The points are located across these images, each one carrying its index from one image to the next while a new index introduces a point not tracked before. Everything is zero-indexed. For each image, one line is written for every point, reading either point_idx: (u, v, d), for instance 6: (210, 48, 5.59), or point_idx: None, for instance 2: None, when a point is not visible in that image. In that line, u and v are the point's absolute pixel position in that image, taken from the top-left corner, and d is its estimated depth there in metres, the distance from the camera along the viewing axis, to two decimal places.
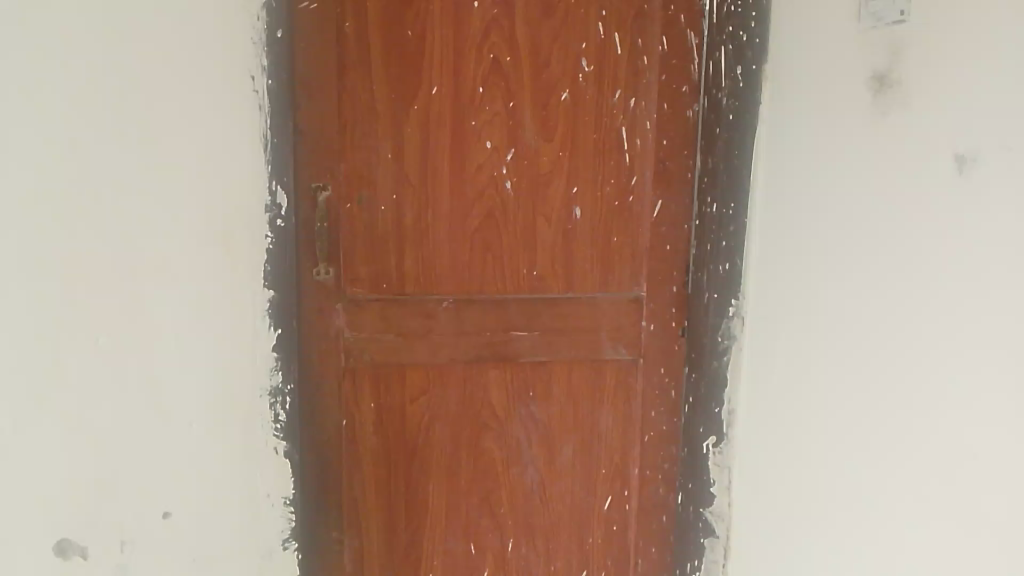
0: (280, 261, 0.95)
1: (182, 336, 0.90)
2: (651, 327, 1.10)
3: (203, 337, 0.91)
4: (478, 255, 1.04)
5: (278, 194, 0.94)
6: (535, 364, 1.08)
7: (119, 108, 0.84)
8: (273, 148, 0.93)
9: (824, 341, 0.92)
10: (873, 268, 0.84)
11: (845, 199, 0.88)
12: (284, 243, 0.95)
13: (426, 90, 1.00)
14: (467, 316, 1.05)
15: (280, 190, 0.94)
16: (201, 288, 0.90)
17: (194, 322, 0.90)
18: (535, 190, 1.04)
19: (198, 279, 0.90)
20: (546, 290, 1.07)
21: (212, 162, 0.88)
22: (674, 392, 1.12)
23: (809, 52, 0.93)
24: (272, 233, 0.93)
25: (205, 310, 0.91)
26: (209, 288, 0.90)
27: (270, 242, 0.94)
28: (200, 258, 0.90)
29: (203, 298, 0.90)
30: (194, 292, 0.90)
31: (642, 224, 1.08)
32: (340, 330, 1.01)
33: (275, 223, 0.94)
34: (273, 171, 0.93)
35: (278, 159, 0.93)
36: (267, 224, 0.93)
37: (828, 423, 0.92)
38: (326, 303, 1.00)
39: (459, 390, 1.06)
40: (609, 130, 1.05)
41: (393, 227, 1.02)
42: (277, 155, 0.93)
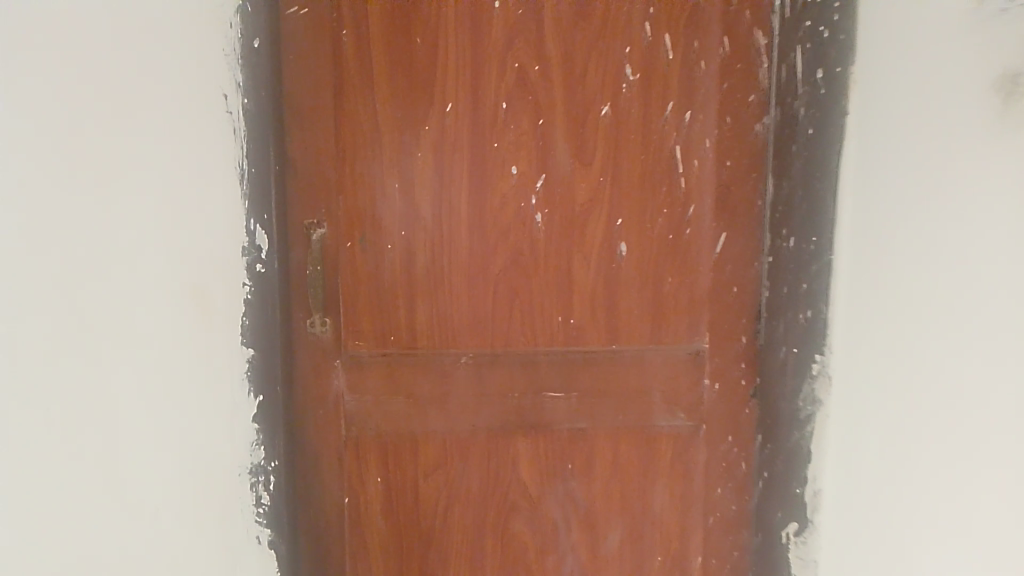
0: (260, 314, 0.80)
1: (149, 406, 0.75)
2: (715, 387, 0.91)
3: (175, 408, 0.76)
4: (504, 304, 0.88)
5: (257, 234, 0.79)
6: (573, 432, 0.90)
7: (75, 133, 0.70)
8: (250, 181, 0.79)
9: (903, 348, 0.76)
10: (996, 322, 0.67)
11: (952, 204, 0.70)
12: (265, 293, 0.80)
13: (439, 110, 0.84)
14: (490, 374, 0.88)
15: (258, 230, 0.79)
16: (171, 349, 0.75)
17: (164, 390, 0.76)
18: (572, 223, 0.87)
19: (167, 339, 0.75)
20: (585, 343, 0.89)
21: (183, 199, 0.74)
22: (744, 464, 0.93)
23: (886, 38, 0.76)
24: (251, 280, 0.79)
25: (175, 376, 0.76)
26: (180, 349, 0.76)
27: (248, 291, 0.79)
28: (170, 312, 0.75)
29: (173, 362, 0.76)
30: (162, 355, 0.75)
31: (701, 263, 0.90)
32: (339, 392, 0.86)
33: (253, 268, 0.80)
34: (251, 207, 0.79)
35: (258, 194, 0.79)
36: (245, 270, 0.79)
37: (920, 463, 0.75)
38: (322, 361, 0.85)
39: (483, 463, 0.89)
40: (660, 151, 0.88)
41: (401, 271, 0.86)
42: (256, 189, 0.79)
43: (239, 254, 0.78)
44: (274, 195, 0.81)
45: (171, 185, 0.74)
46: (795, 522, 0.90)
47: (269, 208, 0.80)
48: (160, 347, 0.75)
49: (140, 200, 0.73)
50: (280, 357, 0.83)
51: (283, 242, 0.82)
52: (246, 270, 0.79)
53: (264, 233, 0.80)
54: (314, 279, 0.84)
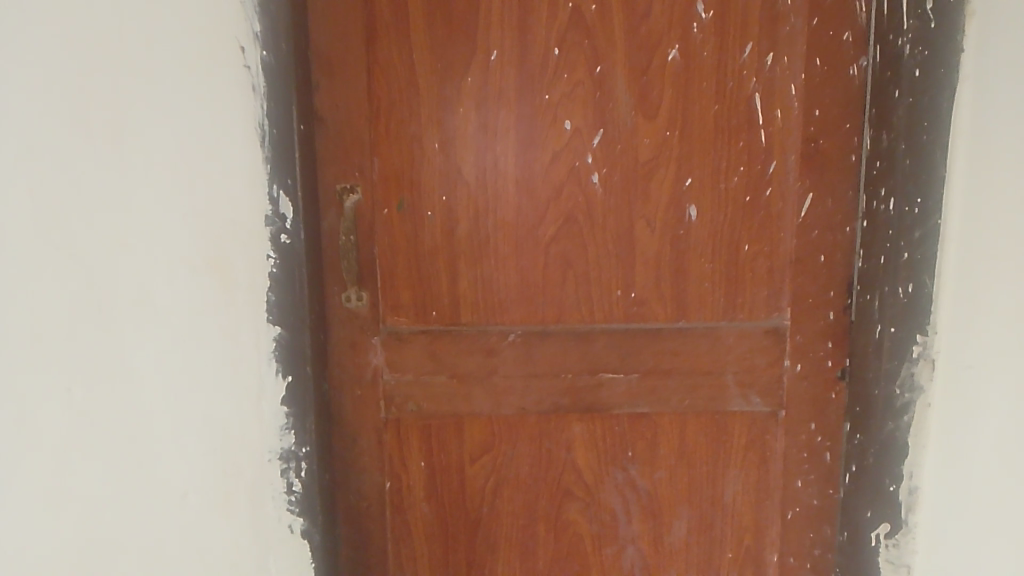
0: (287, 289, 0.73)
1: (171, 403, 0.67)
2: (797, 367, 0.80)
3: (201, 401, 0.69)
4: (557, 274, 0.79)
5: (280, 202, 0.72)
6: (635, 416, 0.81)
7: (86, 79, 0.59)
8: (272, 142, 0.71)
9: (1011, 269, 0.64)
10: None
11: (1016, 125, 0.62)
12: (291, 265, 0.73)
13: (482, 58, 0.75)
14: (540, 353, 0.79)
15: (282, 196, 0.72)
16: (194, 336, 0.68)
17: (191, 381, 0.68)
18: (634, 183, 0.77)
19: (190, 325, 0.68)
20: (648, 318, 0.79)
21: (204, 167, 0.67)
22: (828, 452, 0.83)
23: None
24: (275, 251, 0.72)
25: (203, 363, 0.69)
26: (205, 335, 0.69)
27: (274, 263, 0.72)
28: (191, 296, 0.67)
29: (199, 349, 0.68)
30: (184, 344, 0.67)
31: (783, 227, 0.78)
32: (377, 371, 0.80)
33: (279, 238, 0.72)
34: (273, 171, 0.71)
35: (281, 156, 0.72)
36: (268, 240, 0.72)
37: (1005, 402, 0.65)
38: (358, 337, 0.79)
39: (535, 447, 0.82)
40: (737, 99, 0.76)
41: (443, 239, 0.78)
42: (280, 152, 0.71)
43: (262, 223, 0.71)
44: (298, 158, 0.73)
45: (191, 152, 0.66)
46: (887, 523, 0.78)
47: (293, 173, 0.73)
48: (184, 336, 0.67)
49: (157, 170, 0.64)
50: (311, 334, 0.76)
51: (312, 209, 0.76)
52: (270, 241, 0.72)
53: (289, 200, 0.73)
54: (347, 248, 0.76)
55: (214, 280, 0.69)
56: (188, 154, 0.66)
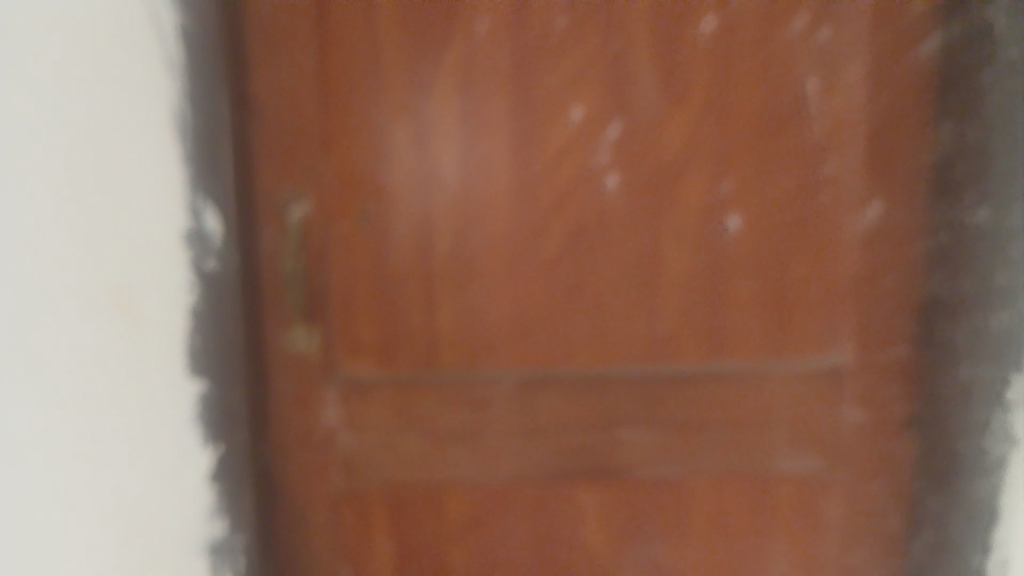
0: (212, 329, 0.56)
1: (62, 473, 0.49)
2: (858, 415, 0.65)
3: (101, 473, 0.51)
4: (562, 302, 0.62)
5: (202, 214, 0.55)
6: (660, 479, 0.65)
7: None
8: (193, 136, 0.54)
9: None
10: None
11: None
12: (217, 296, 0.56)
13: (468, 29, 0.59)
14: (541, 402, 0.63)
15: (204, 207, 0.55)
16: (93, 384, 0.50)
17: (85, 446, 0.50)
18: (659, 187, 0.62)
19: (80, 370, 0.50)
20: (677, 356, 0.63)
21: (95, 159, 0.50)
22: (895, 517, 0.66)
23: None
24: (196, 281, 0.55)
25: (99, 423, 0.51)
26: (105, 381, 0.51)
27: (194, 296, 0.55)
28: (83, 331, 0.50)
29: (96, 403, 0.50)
30: (77, 395, 0.50)
31: (842, 241, 0.63)
32: (333, 430, 0.62)
33: (201, 262, 0.55)
34: (190, 173, 0.54)
35: (202, 155, 0.55)
36: (187, 266, 0.54)
37: None
38: (308, 388, 0.61)
39: (534, 522, 0.64)
40: (786, 81, 0.61)
41: (415, 256, 0.60)
42: (200, 148, 0.55)
43: (178, 241, 0.54)
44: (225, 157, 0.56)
45: (80, 140, 0.49)
46: None
47: (219, 176, 0.56)
48: (74, 384, 0.50)
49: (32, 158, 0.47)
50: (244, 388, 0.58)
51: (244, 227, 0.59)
52: (189, 266, 0.54)
53: (213, 212, 0.56)
54: (296, 274, 0.60)
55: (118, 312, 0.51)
56: (80, 140, 0.49)
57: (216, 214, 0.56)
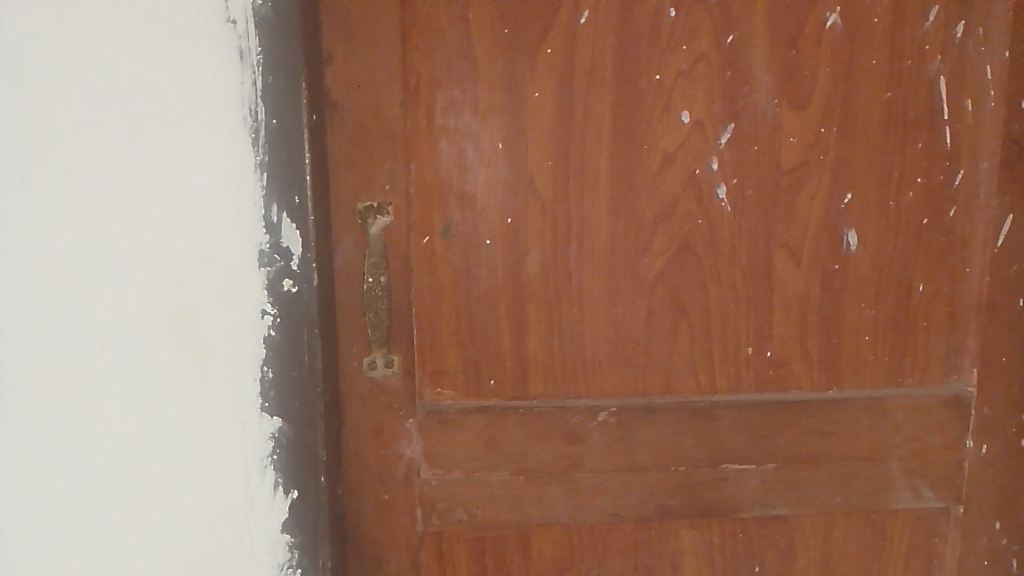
0: (296, 362, 0.47)
1: (121, 515, 0.46)
2: (981, 449, 0.59)
3: (157, 517, 0.46)
4: (664, 326, 0.57)
5: (283, 228, 0.46)
6: (765, 519, 0.59)
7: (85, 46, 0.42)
8: (272, 135, 0.45)
9: None
10: None
11: None
12: (300, 326, 0.47)
13: (567, 22, 0.53)
14: (640, 437, 0.57)
15: (287, 220, 0.46)
16: (143, 425, 0.45)
17: (139, 490, 0.46)
18: (774, 200, 0.56)
19: (130, 412, 0.45)
20: (787, 385, 0.58)
21: (156, 174, 0.44)
22: (1016, 559, 0.60)
23: None
24: (277, 305, 0.46)
25: (156, 471, 0.46)
26: (159, 422, 0.45)
27: (273, 323, 0.47)
28: (133, 366, 0.45)
29: (147, 443, 0.46)
30: (130, 435, 0.45)
31: (968, 261, 0.58)
32: (412, 466, 0.56)
33: (281, 283, 0.46)
34: (269, 181, 0.45)
35: (284, 159, 0.46)
36: (266, 287, 0.46)
37: None
38: (385, 419, 0.56)
39: (627, 562, 0.59)
40: (915, 83, 0.55)
41: (505, 276, 0.55)
42: (282, 150, 0.45)
43: (254, 260, 0.46)
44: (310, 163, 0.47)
45: (133, 151, 0.43)
46: None
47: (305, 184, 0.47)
48: (127, 423, 0.45)
49: (88, 187, 0.43)
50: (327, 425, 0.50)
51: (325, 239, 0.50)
52: (267, 289, 0.46)
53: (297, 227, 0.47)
54: (377, 292, 0.54)
55: (177, 341, 0.45)
56: (131, 152, 0.43)
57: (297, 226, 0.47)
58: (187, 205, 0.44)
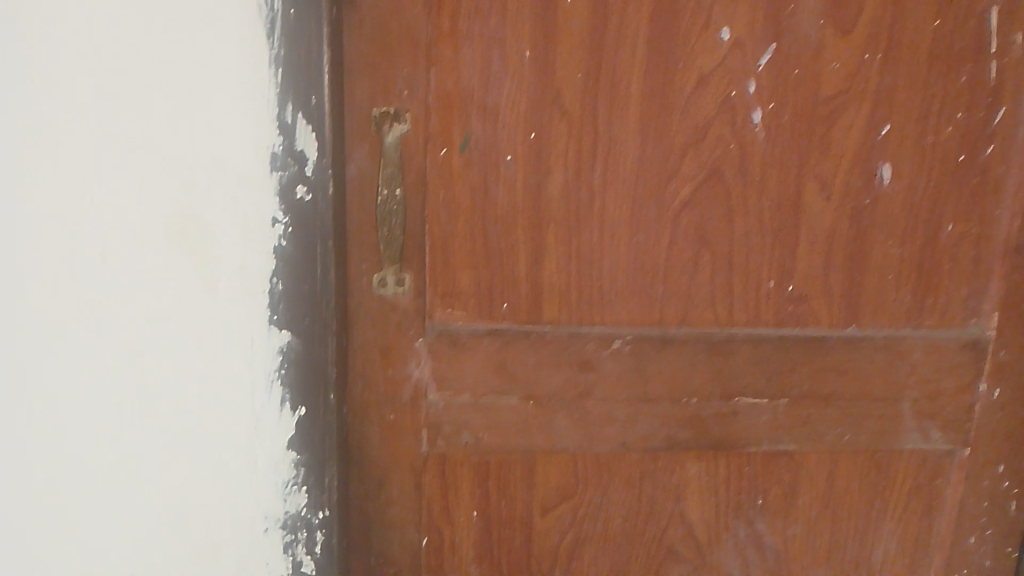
0: (305, 275, 0.45)
1: (132, 430, 0.43)
2: (994, 394, 0.59)
3: (155, 440, 0.44)
4: (685, 255, 0.55)
5: (296, 132, 0.43)
6: (772, 455, 0.59)
7: None
8: (288, 32, 0.42)
9: None
10: None
11: None
12: (312, 238, 0.45)
13: None
14: (652, 368, 0.56)
15: (301, 123, 0.43)
16: (158, 334, 0.43)
17: (150, 398, 0.43)
18: (810, 130, 0.53)
19: (126, 331, 0.42)
20: (805, 323, 0.56)
21: (176, 66, 0.40)
22: (1014, 500, 0.61)
23: None
24: (289, 214, 0.44)
25: (175, 382, 0.44)
26: (170, 331, 0.43)
27: (285, 233, 0.44)
28: (132, 281, 0.42)
29: (158, 350, 0.43)
30: (144, 343, 0.43)
31: (1001, 202, 0.56)
32: (419, 388, 0.54)
33: (294, 191, 0.44)
34: (284, 79, 0.43)
35: (301, 58, 0.43)
36: (278, 196, 0.44)
37: None
38: (393, 338, 0.53)
39: (632, 492, 0.58)
40: (967, 11, 0.52)
41: (525, 196, 0.52)
42: (298, 48, 0.43)
43: (266, 164, 0.43)
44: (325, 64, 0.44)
45: (155, 39, 0.40)
46: None
47: (321, 86, 0.44)
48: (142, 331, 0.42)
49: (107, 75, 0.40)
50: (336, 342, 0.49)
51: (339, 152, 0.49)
52: (278, 197, 0.44)
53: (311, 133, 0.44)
54: (391, 205, 0.51)
55: (181, 252, 0.42)
56: (153, 41, 0.40)
57: (312, 132, 0.44)
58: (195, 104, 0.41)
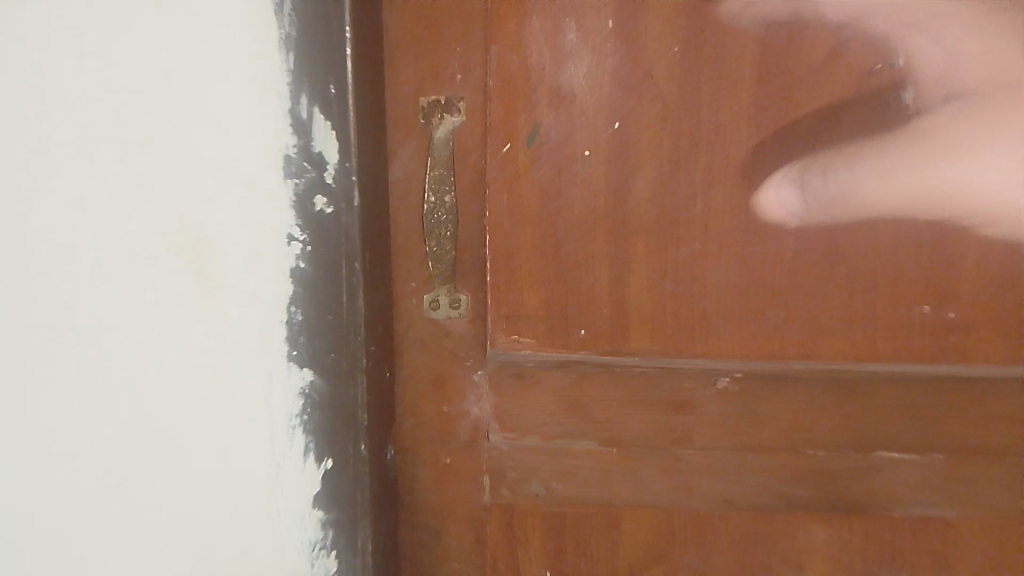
0: (327, 299, 0.38)
1: (134, 483, 0.37)
2: None
3: (166, 493, 0.37)
4: (812, 272, 0.43)
5: (314, 129, 0.36)
6: (922, 522, 0.46)
7: None
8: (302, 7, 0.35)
9: None
10: None
11: None
12: (337, 256, 0.38)
13: None
14: (767, 414, 0.45)
15: (319, 118, 0.36)
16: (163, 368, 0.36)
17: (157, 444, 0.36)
18: (902, 171, 0.41)
19: (124, 367, 0.36)
20: (970, 358, 0.43)
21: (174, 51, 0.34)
22: None
23: None
24: (307, 229, 0.37)
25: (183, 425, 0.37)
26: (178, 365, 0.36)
27: (303, 251, 0.37)
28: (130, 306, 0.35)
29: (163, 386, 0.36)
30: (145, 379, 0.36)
31: None
32: (479, 427, 0.46)
33: (312, 201, 0.37)
34: (297, 66, 0.35)
35: (319, 38, 0.36)
36: (294, 207, 0.36)
37: None
38: (447, 368, 0.45)
39: (741, 559, 0.47)
40: None
41: (605, 197, 0.43)
42: (313, 27, 0.35)
43: (279, 168, 0.36)
44: (348, 47, 0.37)
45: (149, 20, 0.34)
46: None
47: (344, 77, 0.37)
48: (144, 363, 0.36)
49: (97, 66, 0.34)
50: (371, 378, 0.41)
51: (375, 148, 0.40)
52: (294, 207, 0.36)
53: (331, 129, 0.37)
54: (440, 213, 0.43)
55: (184, 273, 0.35)
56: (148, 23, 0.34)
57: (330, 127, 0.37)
58: (206, 100, 0.35)
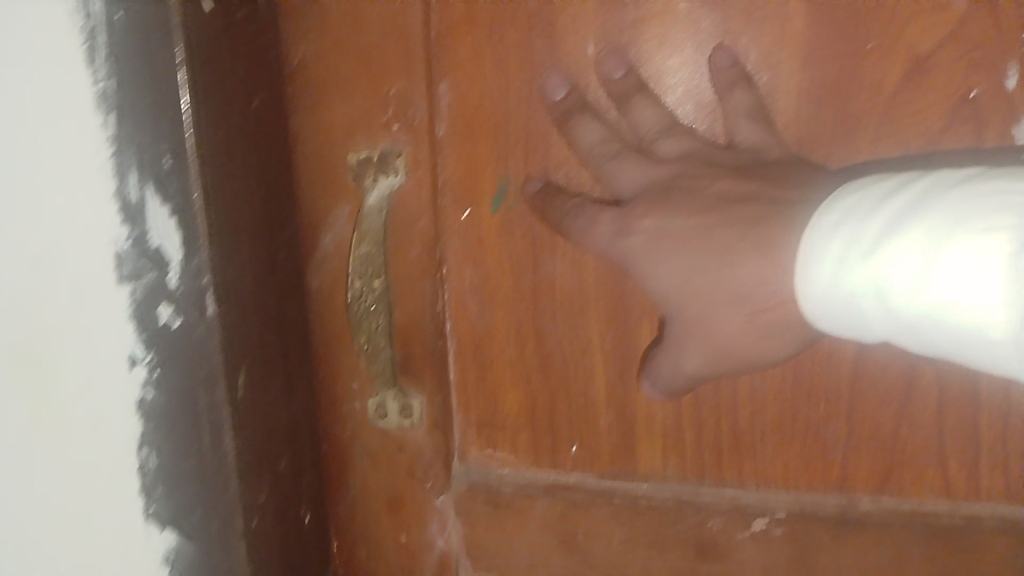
0: (193, 434, 0.29)
1: None
2: None
3: None
4: (888, 378, 0.32)
5: (148, 214, 0.26)
6: None
7: None
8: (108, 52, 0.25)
9: None
10: None
11: None
12: (197, 380, 0.28)
13: None
14: (824, 567, 0.34)
15: (153, 201, 0.26)
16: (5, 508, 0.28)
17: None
18: (698, 356, 0.30)
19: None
20: None
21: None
22: None
23: None
24: (149, 346, 0.28)
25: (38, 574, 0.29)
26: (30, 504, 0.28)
27: (154, 374, 0.28)
28: None
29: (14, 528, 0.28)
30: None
31: None
32: (448, 562, 0.36)
33: (152, 311, 0.27)
34: (124, 133, 0.26)
35: (148, 96, 0.25)
36: (129, 318, 0.27)
37: None
38: (405, 490, 0.36)
39: None
40: None
41: (600, 275, 0.33)
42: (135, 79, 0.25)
43: (111, 266, 0.27)
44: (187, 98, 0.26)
45: None
46: None
47: (180, 141, 0.26)
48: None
49: None
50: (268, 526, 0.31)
51: (264, 222, 0.30)
52: (132, 317, 0.27)
53: (172, 215, 0.26)
54: (370, 302, 0.33)
55: (13, 401, 0.27)
56: None
57: (172, 215, 0.26)
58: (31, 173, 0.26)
